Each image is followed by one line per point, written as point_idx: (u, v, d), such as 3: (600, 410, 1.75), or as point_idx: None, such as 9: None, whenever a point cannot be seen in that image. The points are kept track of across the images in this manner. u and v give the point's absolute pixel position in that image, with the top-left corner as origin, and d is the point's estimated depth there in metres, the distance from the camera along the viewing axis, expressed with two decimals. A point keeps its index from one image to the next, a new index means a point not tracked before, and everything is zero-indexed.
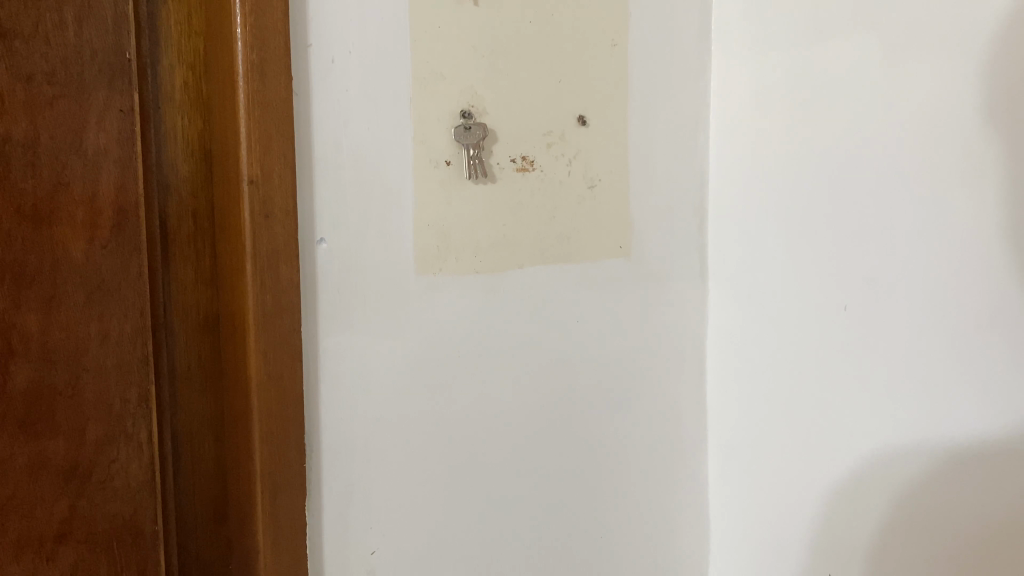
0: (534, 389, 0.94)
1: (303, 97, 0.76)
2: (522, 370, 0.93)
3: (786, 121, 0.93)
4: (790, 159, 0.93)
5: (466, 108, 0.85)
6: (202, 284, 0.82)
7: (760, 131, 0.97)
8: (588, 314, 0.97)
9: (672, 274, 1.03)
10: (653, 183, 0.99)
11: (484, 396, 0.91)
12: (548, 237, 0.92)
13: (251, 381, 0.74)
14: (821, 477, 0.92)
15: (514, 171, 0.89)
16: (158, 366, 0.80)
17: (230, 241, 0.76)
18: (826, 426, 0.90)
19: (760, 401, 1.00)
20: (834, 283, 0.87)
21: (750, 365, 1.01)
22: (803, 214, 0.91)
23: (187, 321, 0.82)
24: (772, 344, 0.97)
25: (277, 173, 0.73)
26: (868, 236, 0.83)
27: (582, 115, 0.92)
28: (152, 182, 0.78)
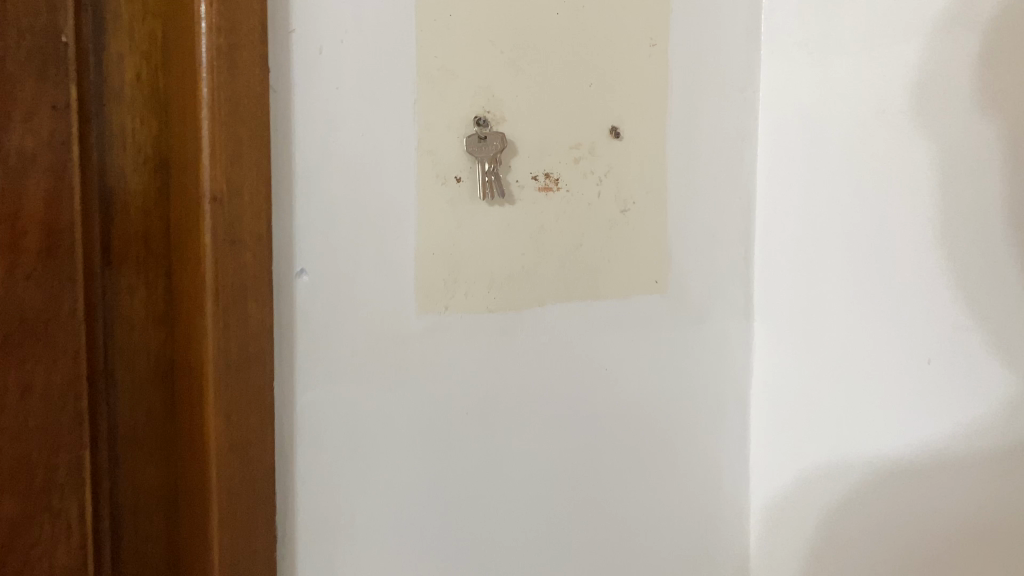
0: (554, 450, 0.79)
1: (283, 94, 0.61)
2: (539, 427, 0.78)
3: (859, 135, 0.79)
4: (866, 184, 0.79)
5: (480, 114, 0.70)
6: (154, 322, 0.67)
7: (819, 146, 0.83)
8: (617, 360, 0.82)
9: (716, 312, 0.88)
10: (695, 205, 0.85)
11: (496, 459, 0.75)
12: (573, 269, 0.77)
13: (209, 448, 0.59)
14: (815, 477, 0.86)
15: (536, 190, 0.74)
16: (93, 426, 0.64)
17: (187, 272, 0.61)
18: (830, 425, 0.84)
19: (814, 460, 0.86)
20: (845, 270, 0.81)
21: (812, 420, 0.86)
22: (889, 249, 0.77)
23: (134, 367, 0.66)
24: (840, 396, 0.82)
25: (249, 189, 0.59)
26: (948, 247, 0.71)
27: (616, 126, 0.78)
28: (92, 196, 0.63)
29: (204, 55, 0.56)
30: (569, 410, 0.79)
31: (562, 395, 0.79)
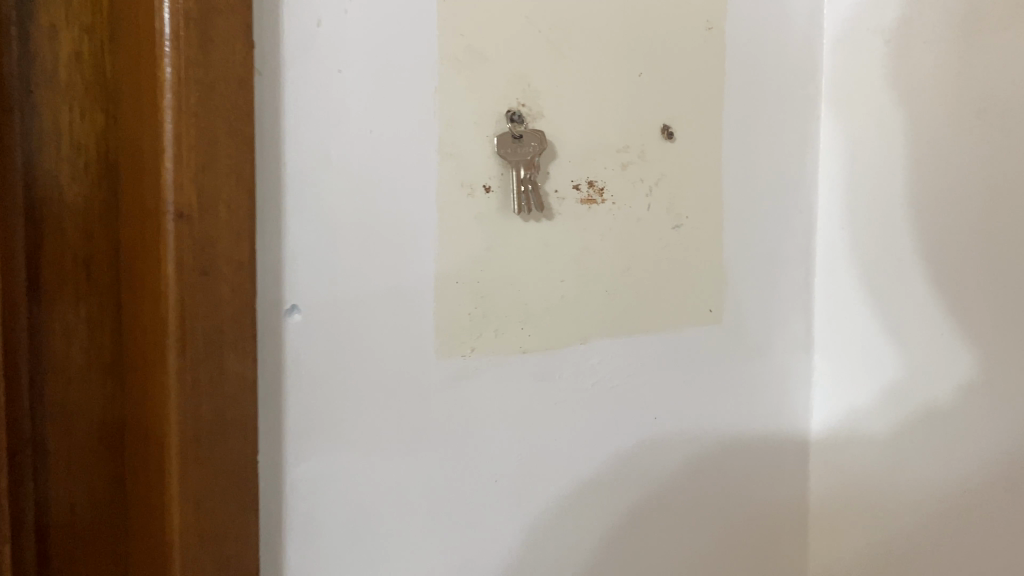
0: (600, 523, 0.64)
1: (270, 78, 0.47)
2: (582, 497, 0.63)
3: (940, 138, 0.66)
4: (949, 202, 0.65)
5: (514, 107, 0.56)
6: (98, 372, 0.52)
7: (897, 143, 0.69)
8: (669, 410, 0.68)
9: (774, 346, 0.74)
10: (754, 220, 0.72)
11: (533, 539, 0.60)
12: (620, 300, 0.63)
13: (171, 543, 0.44)
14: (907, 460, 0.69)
15: (578, 203, 0.60)
16: (16, 511, 0.48)
17: (144, 310, 0.46)
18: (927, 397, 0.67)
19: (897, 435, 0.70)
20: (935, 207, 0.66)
21: (890, 484, 0.71)
22: (979, 282, 0.63)
23: (72, 432, 0.51)
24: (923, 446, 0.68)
25: (225, 201, 0.45)
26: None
27: (668, 125, 0.65)
28: (14, 210, 0.47)
29: (169, 24, 0.43)
30: (616, 473, 0.65)
31: (608, 454, 0.64)
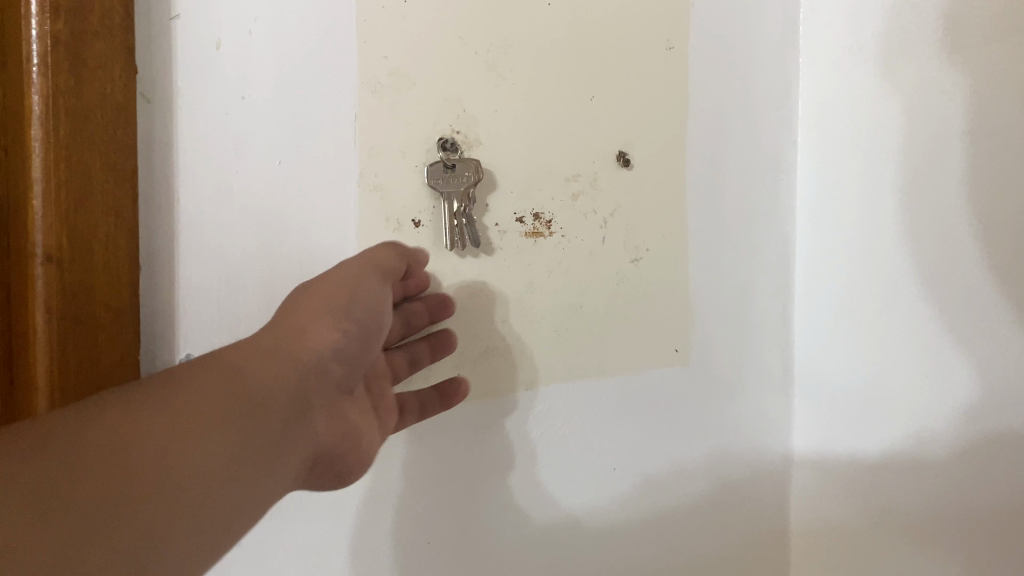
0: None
1: (159, 107, 0.44)
2: (517, 553, 0.59)
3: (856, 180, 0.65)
4: (917, 236, 0.59)
5: (446, 134, 0.52)
6: None
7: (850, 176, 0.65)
8: (627, 458, 0.63)
9: (747, 387, 0.69)
10: (721, 253, 0.67)
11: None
12: (570, 340, 0.59)
13: None
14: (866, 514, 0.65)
15: (522, 236, 0.56)
16: None
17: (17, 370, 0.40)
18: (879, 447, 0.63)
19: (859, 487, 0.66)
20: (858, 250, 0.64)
21: (866, 544, 0.65)
22: (949, 325, 0.57)
23: None
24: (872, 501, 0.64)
25: (100, 241, 0.41)
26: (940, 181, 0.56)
27: (624, 151, 0.60)
28: None
29: (38, 48, 0.38)
30: (560, 527, 0.61)
31: (549, 508, 0.60)
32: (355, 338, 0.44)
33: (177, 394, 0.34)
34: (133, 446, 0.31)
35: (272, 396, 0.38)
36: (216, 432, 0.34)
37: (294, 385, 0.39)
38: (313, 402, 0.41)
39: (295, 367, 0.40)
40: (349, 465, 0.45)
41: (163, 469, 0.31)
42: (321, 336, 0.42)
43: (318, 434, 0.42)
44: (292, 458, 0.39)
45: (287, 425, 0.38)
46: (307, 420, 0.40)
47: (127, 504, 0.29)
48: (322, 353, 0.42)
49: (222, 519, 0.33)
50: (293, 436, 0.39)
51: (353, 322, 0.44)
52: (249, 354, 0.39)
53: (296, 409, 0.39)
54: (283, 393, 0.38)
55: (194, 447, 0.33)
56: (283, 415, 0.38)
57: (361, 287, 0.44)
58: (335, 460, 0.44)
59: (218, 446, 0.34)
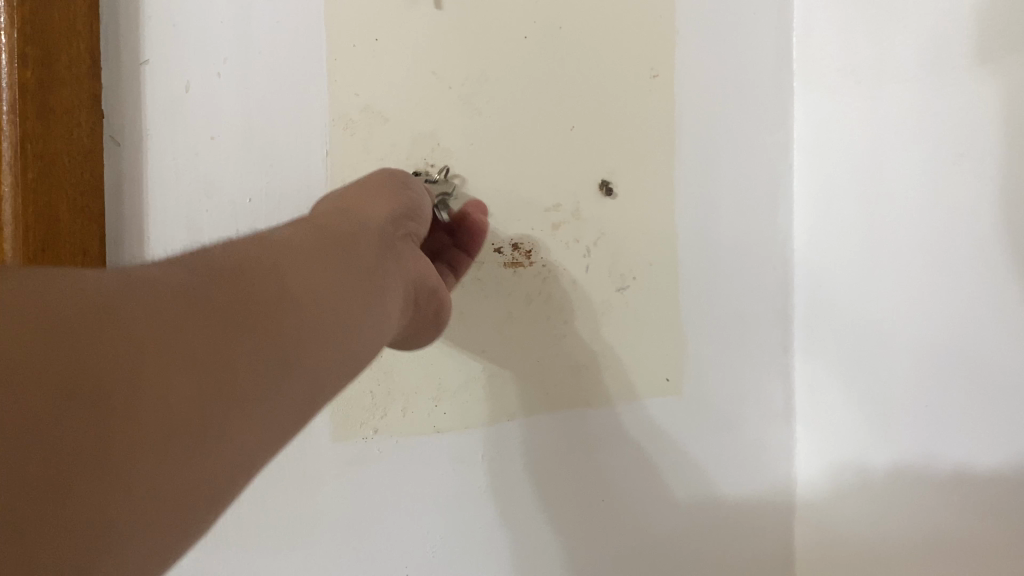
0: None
1: (129, 150, 0.46)
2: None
3: (845, 217, 0.65)
4: (919, 265, 0.57)
5: (421, 168, 0.53)
6: None
7: (850, 201, 0.64)
8: (617, 489, 0.63)
9: (746, 420, 0.69)
10: (715, 282, 0.66)
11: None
12: (553, 369, 0.59)
13: None
14: (868, 546, 0.64)
15: (501, 266, 0.56)
16: None
17: None
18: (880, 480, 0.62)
19: (867, 521, 0.64)
20: (851, 287, 0.64)
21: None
22: (941, 357, 0.56)
23: None
24: (874, 533, 0.63)
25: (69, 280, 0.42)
26: (923, 220, 0.57)
27: (607, 180, 0.60)
28: None
29: (7, 96, 0.39)
30: (541, 559, 0.61)
31: (531, 540, 0.60)
32: (415, 195, 0.44)
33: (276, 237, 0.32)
34: (253, 267, 0.28)
35: (365, 234, 0.36)
36: (329, 259, 0.32)
37: (384, 229, 0.38)
38: (404, 245, 0.40)
39: (377, 217, 0.39)
40: (443, 310, 0.44)
41: (290, 285, 0.29)
42: (388, 203, 0.41)
43: (414, 269, 0.41)
44: (402, 288, 0.38)
45: (389, 259, 0.37)
46: (404, 256, 0.39)
47: (269, 314, 0.27)
48: (396, 208, 0.41)
49: (358, 339, 0.32)
50: (397, 268, 0.38)
51: (409, 192, 0.43)
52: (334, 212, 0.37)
53: (393, 246, 0.38)
54: (377, 234, 0.37)
55: (313, 270, 0.31)
56: (383, 246, 0.37)
57: (405, 178, 0.44)
58: (433, 301, 0.43)
59: (332, 268, 0.32)
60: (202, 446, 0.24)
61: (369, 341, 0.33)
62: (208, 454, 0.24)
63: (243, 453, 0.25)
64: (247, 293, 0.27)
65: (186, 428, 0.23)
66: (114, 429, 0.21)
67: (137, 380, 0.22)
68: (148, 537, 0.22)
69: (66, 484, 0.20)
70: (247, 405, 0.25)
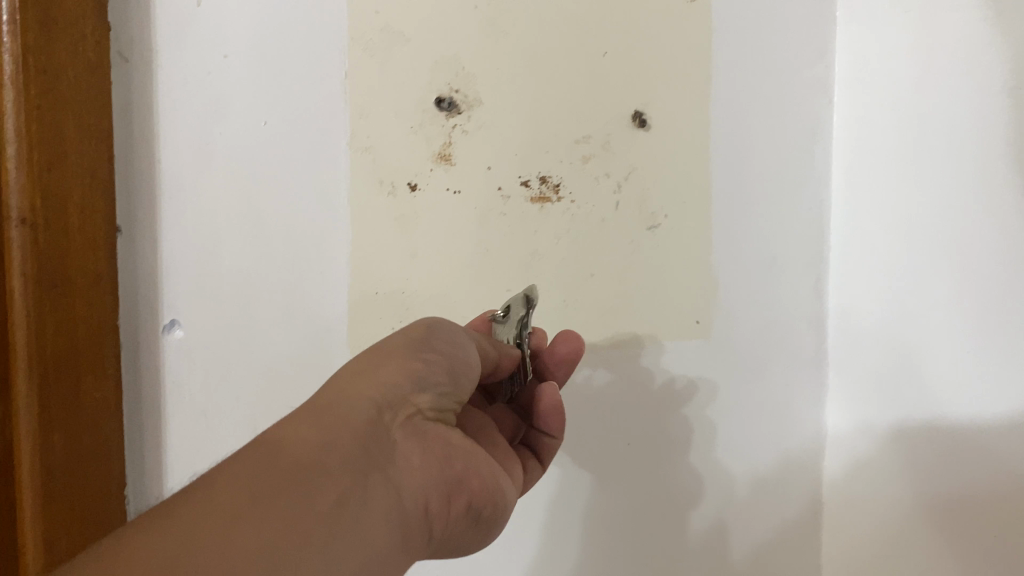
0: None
1: (137, 67, 0.44)
2: (512, 527, 0.58)
3: (871, 156, 0.63)
4: (957, 202, 0.55)
5: (444, 93, 0.49)
6: None
7: (880, 139, 0.62)
8: (642, 433, 0.61)
9: (777, 366, 0.65)
10: (747, 225, 0.62)
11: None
12: (580, 310, 0.56)
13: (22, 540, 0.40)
14: (904, 492, 0.61)
15: (527, 202, 0.53)
16: None
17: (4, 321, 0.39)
18: (905, 422, 0.61)
19: (901, 468, 0.61)
20: (877, 229, 0.62)
21: (903, 546, 0.61)
22: (980, 290, 0.53)
23: None
24: (909, 479, 0.60)
25: (76, 204, 0.40)
26: (950, 153, 0.55)
27: (640, 112, 0.56)
28: None
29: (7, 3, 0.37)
30: (552, 504, 0.60)
31: (546, 479, 0.60)
32: (439, 372, 0.38)
33: (216, 484, 0.29)
34: (228, 502, 0.29)
35: (325, 457, 0.32)
36: (273, 507, 0.29)
37: (359, 435, 0.33)
38: (394, 434, 0.35)
39: (359, 408, 0.34)
40: (483, 508, 0.38)
41: (218, 565, 0.26)
42: (387, 378, 0.36)
43: (416, 476, 0.35)
44: (383, 519, 0.32)
45: (388, 437, 0.34)
46: (389, 464, 0.34)
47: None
48: (384, 392, 0.35)
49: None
50: (375, 487, 0.33)
51: (431, 348, 0.38)
52: (298, 427, 0.33)
53: (372, 461, 0.33)
54: (345, 445, 0.33)
55: (241, 527, 0.28)
56: (350, 469, 0.32)
57: (419, 328, 0.39)
58: (461, 497, 0.37)
59: (272, 519, 0.29)
60: None
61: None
62: None
63: None
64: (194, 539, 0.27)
65: None
66: None
67: None
68: None
69: None
70: None
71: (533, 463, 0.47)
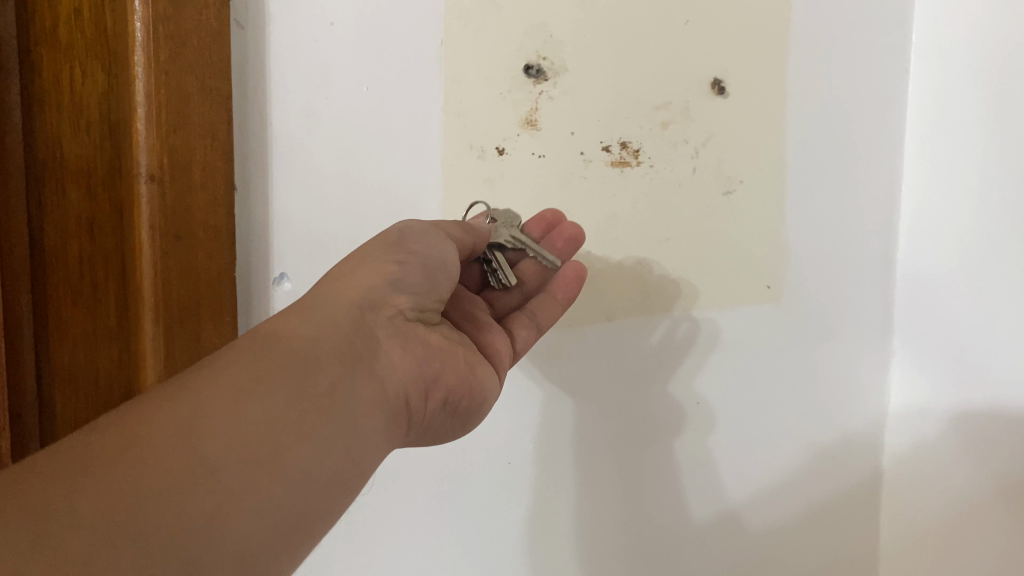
0: (616, 523, 0.60)
1: (251, 35, 0.46)
2: None
3: (947, 125, 0.63)
4: None
5: (532, 61, 0.51)
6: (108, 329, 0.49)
7: (958, 108, 0.62)
8: (712, 392, 0.62)
9: (847, 329, 0.67)
10: (819, 192, 0.63)
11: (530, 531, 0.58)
12: (656, 271, 0.58)
13: None
14: (977, 460, 0.63)
15: (608, 166, 0.55)
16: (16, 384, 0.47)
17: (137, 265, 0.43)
18: (977, 393, 0.62)
19: (972, 437, 0.63)
20: (952, 199, 0.63)
21: (976, 508, 0.63)
22: None
23: (70, 355, 0.49)
24: (981, 448, 0.62)
25: (200, 164, 0.43)
26: None
27: (719, 79, 0.58)
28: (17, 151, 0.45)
29: None
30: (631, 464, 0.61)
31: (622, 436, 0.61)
32: (420, 279, 0.39)
33: (218, 365, 0.32)
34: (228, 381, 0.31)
35: (315, 348, 0.34)
36: (270, 386, 0.32)
37: (345, 331, 0.36)
38: (378, 332, 0.37)
39: (345, 306, 0.37)
40: (459, 402, 0.41)
41: (229, 434, 0.29)
42: (367, 280, 0.38)
43: (398, 371, 0.38)
44: (372, 405, 0.35)
45: (371, 334, 0.37)
46: (373, 356, 0.37)
47: (207, 469, 0.28)
48: (364, 291, 0.37)
49: (315, 453, 0.32)
50: (362, 378, 0.35)
51: (410, 251, 0.39)
52: (289, 320, 0.35)
53: (357, 354, 0.36)
54: (334, 338, 0.35)
55: (246, 401, 0.31)
56: (339, 360, 0.35)
57: (395, 231, 0.40)
58: (438, 391, 0.40)
59: (272, 397, 0.31)
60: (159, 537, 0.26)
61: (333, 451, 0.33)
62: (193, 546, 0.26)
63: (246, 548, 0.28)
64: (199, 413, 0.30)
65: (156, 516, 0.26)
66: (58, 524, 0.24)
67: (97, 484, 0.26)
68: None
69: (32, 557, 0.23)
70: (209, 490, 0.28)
71: (523, 331, 0.48)
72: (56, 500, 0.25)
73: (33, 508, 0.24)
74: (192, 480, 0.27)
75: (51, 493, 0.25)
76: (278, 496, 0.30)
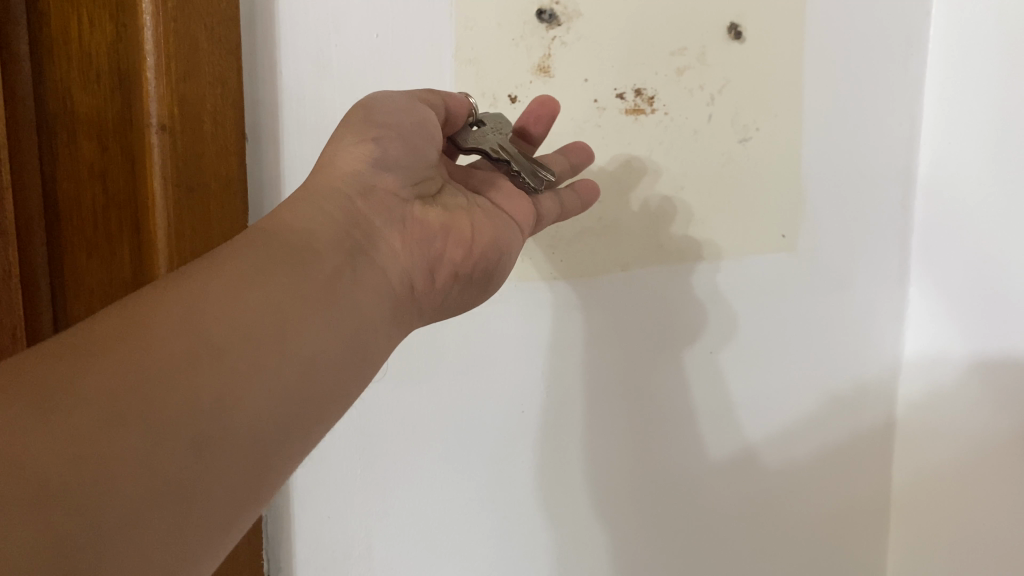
0: (633, 472, 0.60)
1: None
2: None
3: (968, 68, 0.62)
4: None
5: (545, 6, 0.50)
6: (121, 282, 0.49)
7: (979, 52, 0.60)
8: (726, 341, 0.62)
9: (862, 277, 0.66)
10: (837, 140, 0.62)
11: (550, 482, 0.58)
12: (670, 217, 0.57)
13: None
14: (996, 407, 0.63)
15: (621, 113, 0.54)
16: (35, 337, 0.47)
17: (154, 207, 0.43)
18: (996, 342, 0.62)
19: (991, 387, 0.63)
20: (972, 145, 0.62)
21: (998, 456, 0.63)
22: None
23: (89, 307, 0.49)
24: (1001, 396, 0.62)
25: (210, 114, 0.43)
26: None
27: (737, 23, 0.56)
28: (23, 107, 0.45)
29: None
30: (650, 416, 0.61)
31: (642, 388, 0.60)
32: (400, 153, 0.38)
33: (222, 257, 0.31)
34: (239, 263, 0.31)
35: (313, 239, 0.34)
36: (278, 275, 0.32)
37: (339, 222, 0.36)
38: (371, 218, 0.37)
39: (335, 197, 0.36)
40: (473, 274, 0.42)
41: (235, 317, 0.29)
42: (348, 166, 0.37)
43: (398, 257, 0.38)
44: (373, 291, 0.36)
45: (365, 217, 0.37)
46: (368, 242, 0.37)
47: (214, 349, 0.28)
48: (350, 178, 0.37)
49: (325, 350, 0.32)
50: (363, 267, 0.36)
51: (374, 124, 0.37)
52: (287, 211, 0.35)
53: (354, 242, 0.36)
54: (328, 230, 0.35)
55: (249, 289, 0.30)
56: (337, 249, 0.35)
57: (360, 103, 0.38)
58: (444, 269, 0.40)
59: (277, 286, 0.31)
60: (178, 390, 0.26)
61: (339, 338, 0.33)
62: (207, 408, 0.26)
63: (261, 420, 0.28)
64: (206, 287, 0.30)
65: (173, 373, 0.26)
66: (71, 375, 0.24)
67: (116, 340, 0.26)
68: (154, 464, 0.24)
69: (49, 394, 0.24)
70: (217, 355, 0.28)
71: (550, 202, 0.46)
72: (60, 380, 0.24)
73: (38, 385, 0.24)
74: (199, 360, 0.27)
75: (59, 356, 0.25)
76: (287, 384, 0.30)
